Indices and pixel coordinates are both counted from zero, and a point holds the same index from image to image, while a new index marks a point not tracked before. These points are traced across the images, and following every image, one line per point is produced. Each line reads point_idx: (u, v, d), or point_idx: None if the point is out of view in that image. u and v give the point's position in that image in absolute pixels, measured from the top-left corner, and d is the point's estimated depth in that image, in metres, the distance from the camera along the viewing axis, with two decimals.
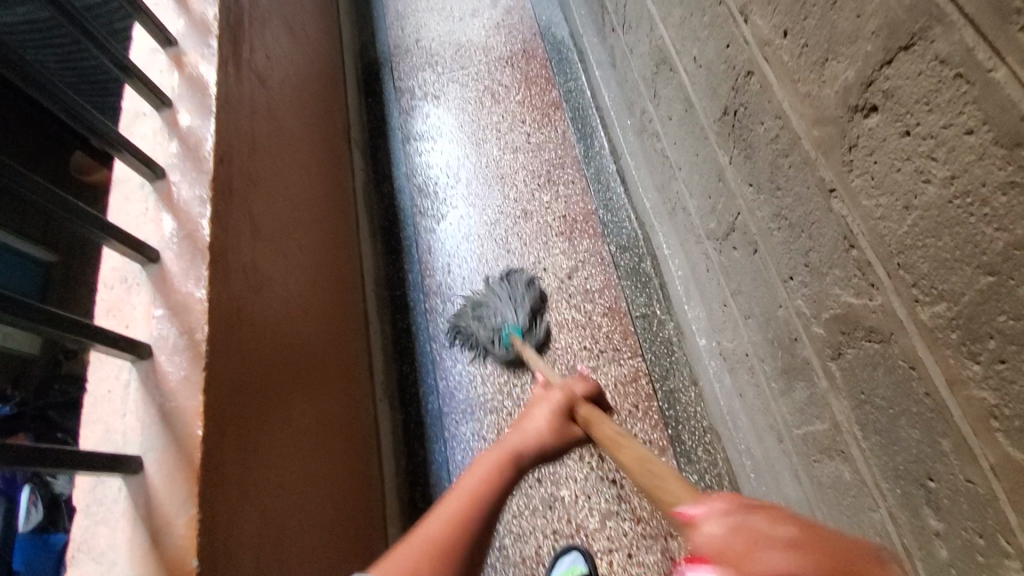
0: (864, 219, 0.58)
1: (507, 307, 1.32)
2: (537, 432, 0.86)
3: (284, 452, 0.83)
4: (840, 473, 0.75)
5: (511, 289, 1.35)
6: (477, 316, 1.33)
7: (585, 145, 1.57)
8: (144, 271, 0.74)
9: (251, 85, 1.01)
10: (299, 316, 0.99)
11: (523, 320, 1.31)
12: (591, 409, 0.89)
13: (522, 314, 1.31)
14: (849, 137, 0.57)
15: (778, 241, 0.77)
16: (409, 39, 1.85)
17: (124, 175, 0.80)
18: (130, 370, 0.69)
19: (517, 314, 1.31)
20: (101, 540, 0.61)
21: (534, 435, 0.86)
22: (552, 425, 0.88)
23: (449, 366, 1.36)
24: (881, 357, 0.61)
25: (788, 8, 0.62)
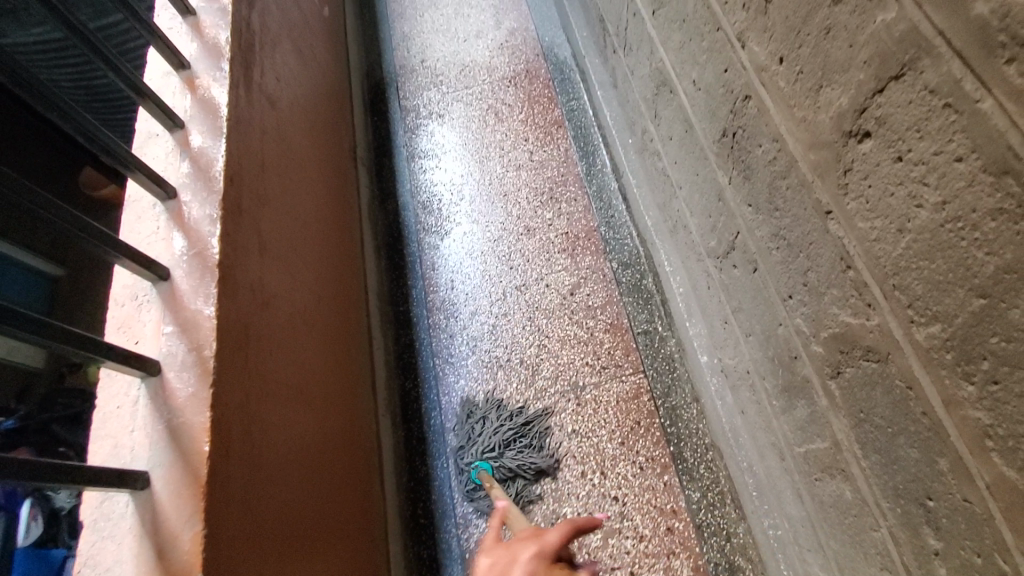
0: (860, 241, 0.59)
1: (488, 439, 1.27)
2: None
3: (287, 468, 0.83)
4: (842, 491, 0.76)
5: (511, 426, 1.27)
6: (462, 439, 1.29)
7: (587, 163, 1.60)
8: (154, 289, 0.76)
9: (260, 106, 1.03)
10: (305, 332, 1.01)
11: (506, 467, 1.23)
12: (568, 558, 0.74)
13: (507, 454, 1.24)
14: (844, 161, 0.58)
15: (777, 260, 0.78)
16: (415, 60, 1.89)
17: (136, 195, 0.82)
18: (139, 386, 0.70)
19: (496, 449, 1.25)
20: (107, 556, 0.62)
21: None
22: None
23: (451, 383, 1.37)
24: (879, 376, 0.61)
25: (784, 36, 0.64)
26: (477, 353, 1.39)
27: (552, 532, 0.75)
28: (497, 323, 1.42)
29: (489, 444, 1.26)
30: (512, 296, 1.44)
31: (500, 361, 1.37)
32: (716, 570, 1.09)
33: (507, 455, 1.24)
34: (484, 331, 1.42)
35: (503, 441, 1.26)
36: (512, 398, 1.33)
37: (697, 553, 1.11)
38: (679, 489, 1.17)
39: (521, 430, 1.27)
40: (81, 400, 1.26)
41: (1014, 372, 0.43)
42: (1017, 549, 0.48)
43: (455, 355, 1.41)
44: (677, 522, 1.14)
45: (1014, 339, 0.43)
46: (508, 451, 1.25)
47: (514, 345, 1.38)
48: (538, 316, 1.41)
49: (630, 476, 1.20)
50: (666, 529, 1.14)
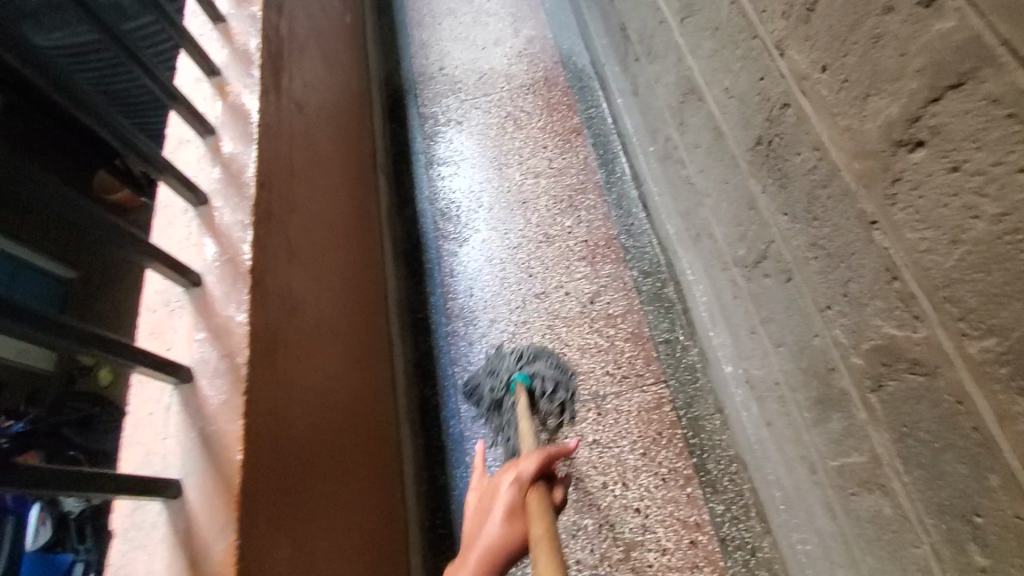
0: (907, 252, 0.58)
1: (520, 355, 1.30)
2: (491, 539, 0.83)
3: (314, 476, 0.82)
4: (880, 506, 0.74)
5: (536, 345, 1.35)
6: (495, 365, 1.31)
7: (607, 171, 1.59)
8: (186, 294, 0.76)
9: (289, 112, 1.04)
10: (330, 339, 1.00)
11: (540, 372, 1.28)
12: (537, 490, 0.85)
13: (537, 365, 1.29)
14: (893, 171, 0.57)
15: (815, 270, 0.77)
16: (434, 67, 1.89)
17: (168, 200, 0.82)
18: (171, 393, 0.70)
19: (528, 361, 1.29)
20: (138, 566, 0.61)
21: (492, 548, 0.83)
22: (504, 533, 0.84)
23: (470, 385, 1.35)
24: (925, 390, 0.60)
25: (828, 44, 0.64)
26: None
27: (529, 460, 0.92)
28: (516, 329, 1.41)
29: (522, 358, 1.30)
30: (532, 303, 1.43)
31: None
32: None
33: (537, 365, 1.29)
34: (503, 336, 1.41)
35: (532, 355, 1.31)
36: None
37: (722, 567, 1.09)
38: (703, 502, 1.16)
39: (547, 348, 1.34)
40: (92, 404, 1.25)
41: None
42: None
43: (475, 362, 1.40)
44: (701, 535, 1.13)
45: None
46: (539, 361, 1.30)
47: None
48: (558, 323, 1.40)
49: (652, 488, 1.18)
50: (690, 542, 1.12)
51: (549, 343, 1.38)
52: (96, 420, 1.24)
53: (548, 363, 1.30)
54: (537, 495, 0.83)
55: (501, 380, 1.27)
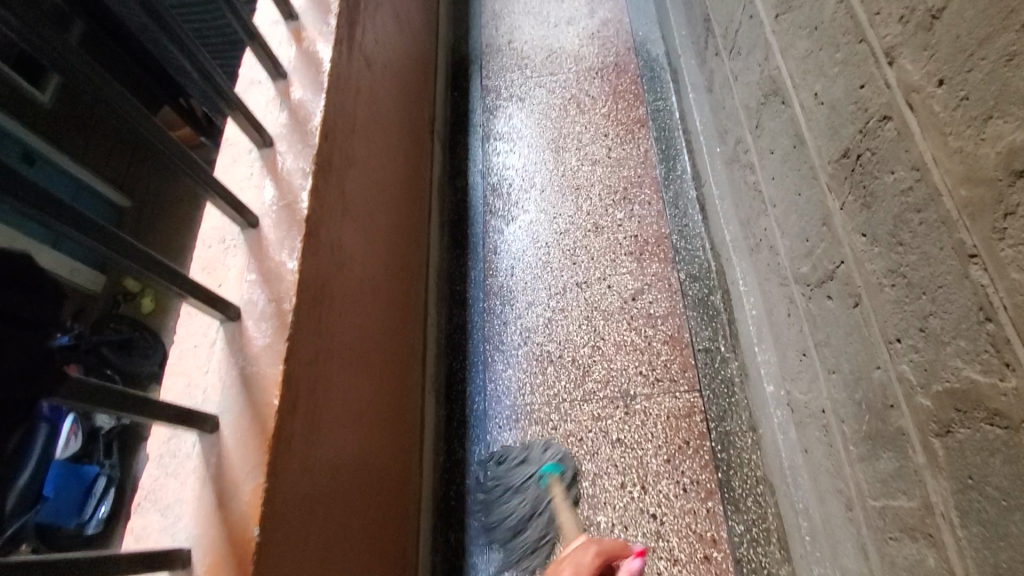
0: (1009, 294, 0.52)
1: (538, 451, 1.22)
2: None
3: (342, 430, 0.83)
4: (923, 556, 0.70)
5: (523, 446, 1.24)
6: (524, 506, 1.15)
7: (667, 167, 1.54)
8: (242, 235, 0.76)
9: (358, 66, 1.02)
10: (371, 298, 1.01)
11: (553, 452, 1.21)
12: None
13: (542, 453, 1.21)
14: (1006, 203, 0.51)
15: (888, 298, 0.72)
16: (503, 40, 1.85)
17: (235, 138, 0.82)
18: (217, 328, 0.70)
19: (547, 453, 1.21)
20: (169, 492, 0.63)
21: None
22: None
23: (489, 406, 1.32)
24: (1004, 444, 0.55)
25: (950, 55, 0.58)
26: (528, 344, 1.37)
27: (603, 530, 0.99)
28: (553, 316, 1.39)
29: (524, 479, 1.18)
30: (572, 291, 1.41)
31: (551, 356, 1.35)
32: None
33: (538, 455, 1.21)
34: (538, 322, 1.39)
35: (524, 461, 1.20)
36: (557, 395, 1.30)
37: None
38: (723, 519, 1.13)
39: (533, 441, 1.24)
40: (131, 329, 1.28)
41: None
42: None
43: (506, 343, 1.38)
44: (715, 552, 1.10)
45: None
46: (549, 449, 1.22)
47: (568, 341, 1.36)
48: (596, 317, 1.37)
49: (671, 496, 1.16)
50: (702, 557, 1.10)
51: (584, 334, 1.35)
52: (135, 344, 1.26)
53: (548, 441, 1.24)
54: None
55: (528, 498, 1.16)
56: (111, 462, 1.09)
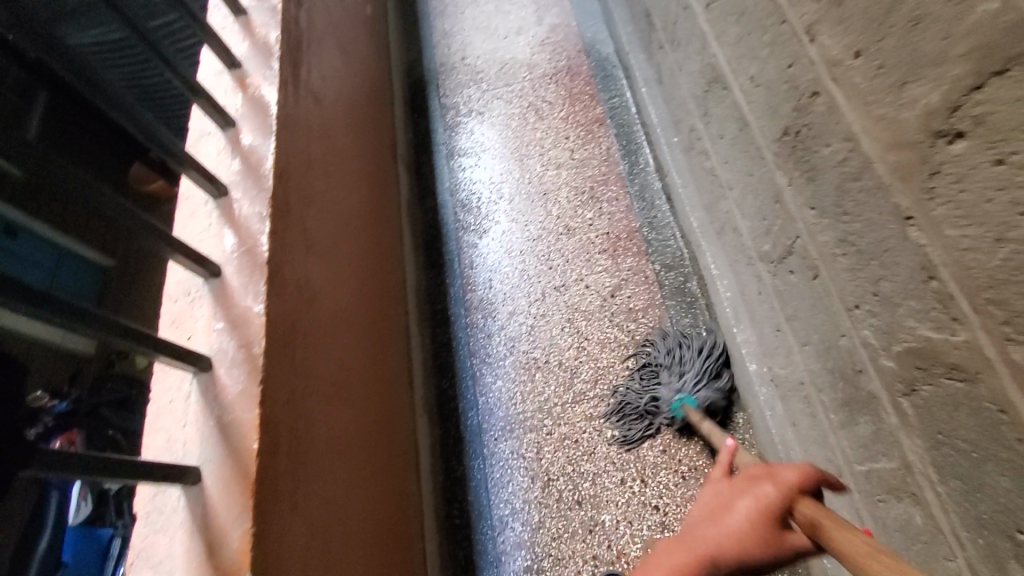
0: (947, 250, 0.53)
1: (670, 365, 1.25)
2: (737, 533, 0.68)
3: (330, 464, 0.84)
4: (911, 515, 0.71)
5: (705, 353, 1.24)
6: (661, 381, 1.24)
7: (630, 162, 1.56)
8: (206, 285, 0.76)
9: (306, 104, 1.04)
10: (345, 330, 1.02)
11: (708, 399, 1.18)
12: (815, 519, 0.62)
13: (704, 389, 1.20)
14: (932, 163, 0.53)
15: (843, 267, 0.73)
16: (455, 57, 1.87)
17: (189, 192, 0.83)
18: (191, 381, 0.71)
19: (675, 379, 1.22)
20: (160, 549, 0.63)
21: (726, 541, 0.69)
22: (752, 534, 0.68)
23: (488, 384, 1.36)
24: (964, 397, 0.56)
25: (862, 27, 0.59)
26: (515, 353, 1.38)
27: (788, 469, 0.71)
28: (536, 323, 1.40)
29: (695, 381, 1.21)
30: (551, 295, 1.42)
31: (538, 363, 1.36)
32: None
33: (705, 389, 1.19)
34: (522, 330, 1.40)
35: (705, 376, 1.21)
36: (551, 399, 1.31)
37: None
38: None
39: (718, 367, 1.22)
40: (130, 387, 1.26)
41: None
42: None
43: (493, 355, 1.39)
44: None
45: None
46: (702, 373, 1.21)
47: (553, 345, 1.37)
48: (577, 317, 1.38)
49: (671, 485, 1.18)
50: None
51: (569, 336, 1.37)
52: (134, 402, 1.26)
53: (720, 386, 1.20)
54: (816, 511, 0.63)
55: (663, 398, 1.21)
56: (126, 521, 1.05)
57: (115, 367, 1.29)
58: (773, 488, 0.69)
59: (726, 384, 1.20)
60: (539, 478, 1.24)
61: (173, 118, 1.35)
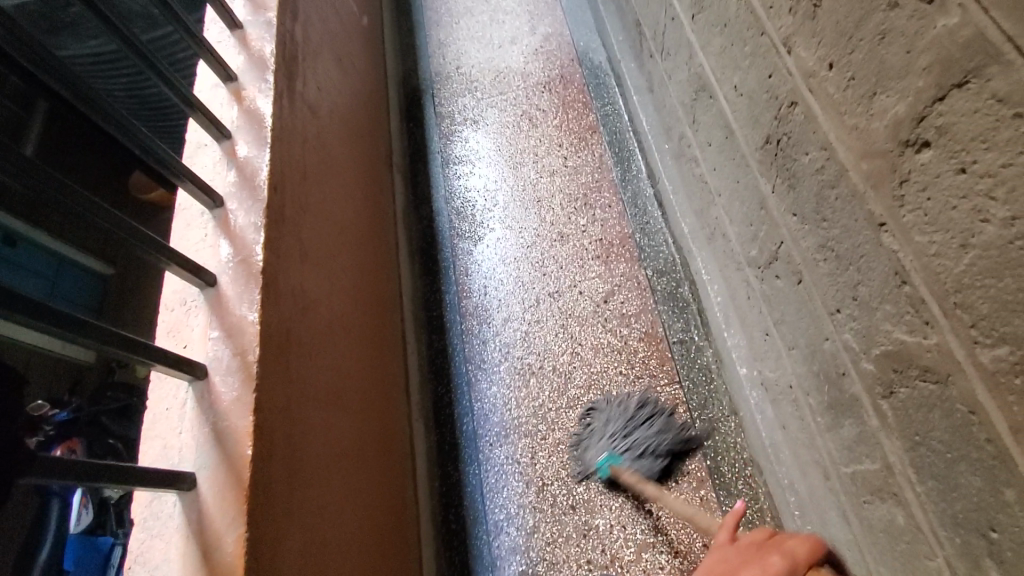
0: (916, 256, 0.55)
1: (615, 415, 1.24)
2: None
3: (327, 470, 0.86)
4: (893, 516, 0.72)
5: (658, 431, 1.20)
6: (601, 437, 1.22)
7: (623, 169, 1.58)
8: (202, 295, 0.78)
9: (302, 116, 1.06)
10: (342, 337, 1.04)
11: (634, 472, 1.17)
12: None
13: (638, 461, 1.18)
14: (901, 172, 0.54)
15: (823, 272, 0.75)
16: (450, 67, 1.90)
17: (186, 204, 0.85)
18: (187, 389, 0.72)
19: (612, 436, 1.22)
20: (156, 553, 0.64)
21: None
22: None
23: (483, 390, 1.37)
24: (938, 399, 0.57)
25: (834, 40, 0.61)
26: (509, 359, 1.40)
27: (793, 543, 0.83)
28: (530, 329, 1.42)
29: (636, 448, 1.19)
30: (545, 301, 1.44)
31: (532, 368, 1.37)
32: None
33: (641, 461, 1.18)
34: (516, 336, 1.42)
35: (647, 448, 1.19)
36: (544, 405, 1.33)
37: None
38: (716, 505, 1.16)
39: (664, 447, 1.19)
40: (129, 395, 1.27)
41: None
42: None
43: (487, 362, 1.41)
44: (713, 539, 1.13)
45: None
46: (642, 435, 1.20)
47: (546, 351, 1.38)
48: (571, 323, 1.40)
49: (665, 489, 1.18)
50: (701, 546, 1.13)
51: (562, 342, 1.38)
52: (134, 410, 1.26)
53: (654, 466, 1.17)
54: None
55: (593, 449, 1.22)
56: (126, 530, 1.10)
57: (115, 375, 1.30)
58: (781, 559, 0.80)
59: (659, 467, 1.18)
60: (533, 483, 1.25)
61: (170, 129, 1.38)
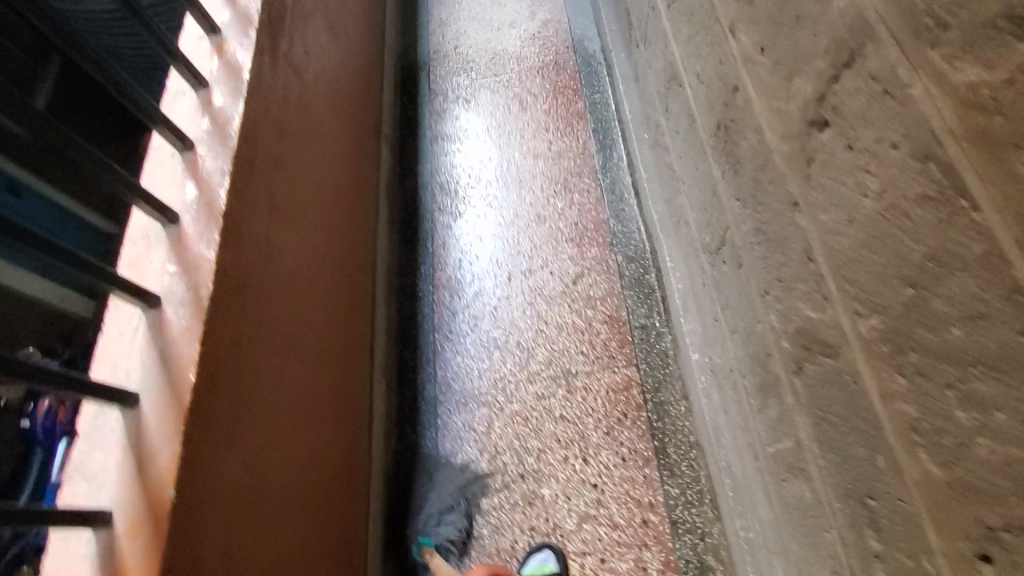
0: (818, 232, 0.58)
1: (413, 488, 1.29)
2: None
3: (275, 410, 0.90)
4: (802, 491, 0.75)
5: (442, 493, 1.26)
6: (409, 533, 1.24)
7: (605, 156, 1.61)
8: (165, 231, 0.82)
9: (285, 75, 1.10)
10: (307, 290, 1.08)
11: (441, 541, 1.20)
12: None
13: (441, 529, 1.22)
14: (808, 151, 0.57)
15: (756, 254, 0.78)
16: (449, 46, 1.93)
17: (159, 146, 0.89)
18: (140, 317, 0.76)
19: (420, 515, 1.25)
20: (95, 463, 0.68)
21: None
22: None
23: (448, 360, 1.41)
24: (833, 371, 0.60)
25: (765, 26, 0.64)
26: (476, 332, 1.43)
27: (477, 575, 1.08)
28: (498, 305, 1.45)
29: (433, 519, 1.23)
30: (517, 279, 1.47)
31: (496, 342, 1.41)
32: (686, 567, 1.10)
33: (441, 528, 1.22)
34: (485, 311, 1.45)
35: (440, 513, 1.23)
36: (503, 378, 1.36)
37: (670, 548, 1.12)
38: (659, 483, 1.19)
39: (450, 504, 1.24)
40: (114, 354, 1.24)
41: (936, 364, 0.43)
42: (940, 550, 0.46)
43: (455, 332, 1.44)
44: (653, 516, 1.16)
45: (936, 330, 0.42)
46: (432, 502, 1.25)
47: (512, 326, 1.42)
48: (539, 301, 1.43)
49: (611, 465, 1.22)
50: (641, 521, 1.16)
51: (528, 319, 1.42)
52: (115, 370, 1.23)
53: (452, 527, 1.21)
54: None
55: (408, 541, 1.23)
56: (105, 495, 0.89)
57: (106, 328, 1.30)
58: None
59: (458, 525, 1.22)
60: (485, 452, 1.29)
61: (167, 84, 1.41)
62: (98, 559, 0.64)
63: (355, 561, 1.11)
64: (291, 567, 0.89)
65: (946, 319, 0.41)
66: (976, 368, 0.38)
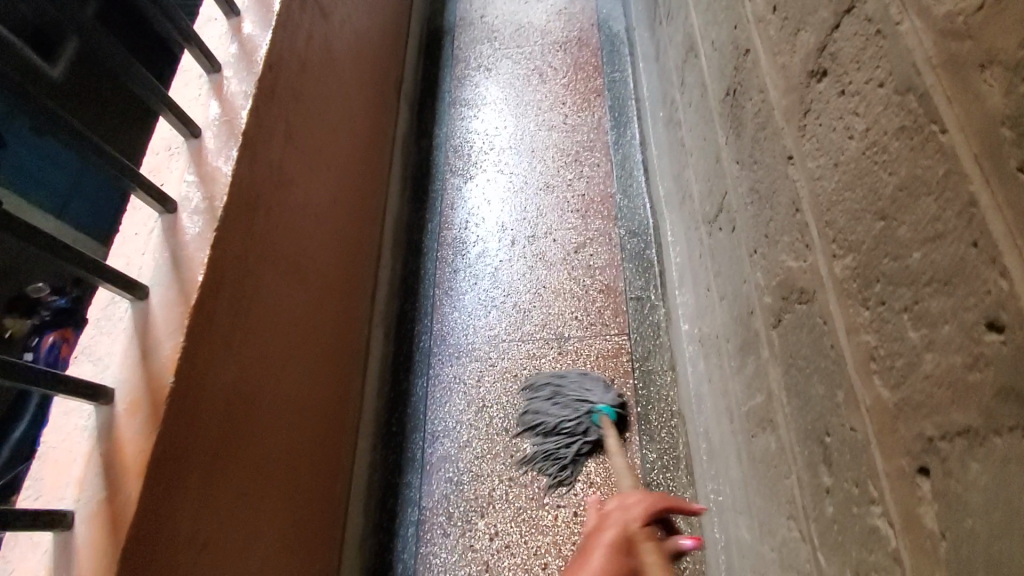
0: (807, 181, 0.61)
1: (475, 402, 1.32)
2: None
3: (273, 328, 0.94)
4: (769, 443, 0.78)
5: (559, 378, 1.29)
6: (568, 422, 1.23)
7: (618, 133, 1.63)
8: (186, 144, 0.85)
9: (312, 15, 1.13)
10: (315, 224, 1.11)
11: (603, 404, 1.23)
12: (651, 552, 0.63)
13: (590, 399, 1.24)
14: (806, 103, 0.60)
15: (750, 215, 0.80)
16: (475, 14, 1.95)
17: (188, 66, 0.93)
18: (157, 220, 0.80)
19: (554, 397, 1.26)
20: (102, 346, 0.72)
21: None
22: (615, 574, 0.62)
23: (448, 314, 1.44)
24: (806, 317, 0.63)
25: None
26: (476, 290, 1.47)
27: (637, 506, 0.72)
28: (501, 266, 1.48)
29: (569, 397, 1.25)
30: (520, 243, 1.50)
31: (495, 301, 1.44)
32: None
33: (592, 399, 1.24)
34: (487, 270, 1.49)
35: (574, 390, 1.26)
36: (499, 335, 1.40)
37: None
38: (637, 447, 1.22)
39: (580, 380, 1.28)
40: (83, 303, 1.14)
41: (896, 289, 0.45)
42: (884, 473, 0.49)
43: (455, 289, 1.48)
44: None
45: (900, 257, 0.45)
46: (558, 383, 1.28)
47: (512, 288, 1.45)
48: (540, 266, 1.46)
49: None
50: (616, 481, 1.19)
51: (528, 282, 1.45)
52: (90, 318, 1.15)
53: (604, 396, 1.25)
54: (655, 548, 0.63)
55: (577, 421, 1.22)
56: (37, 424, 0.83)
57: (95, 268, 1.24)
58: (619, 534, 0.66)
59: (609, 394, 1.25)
60: (473, 404, 1.33)
61: None
62: (96, 432, 0.67)
63: (338, 490, 1.15)
64: (277, 478, 0.93)
65: (909, 244, 0.43)
66: (930, 288, 0.41)
